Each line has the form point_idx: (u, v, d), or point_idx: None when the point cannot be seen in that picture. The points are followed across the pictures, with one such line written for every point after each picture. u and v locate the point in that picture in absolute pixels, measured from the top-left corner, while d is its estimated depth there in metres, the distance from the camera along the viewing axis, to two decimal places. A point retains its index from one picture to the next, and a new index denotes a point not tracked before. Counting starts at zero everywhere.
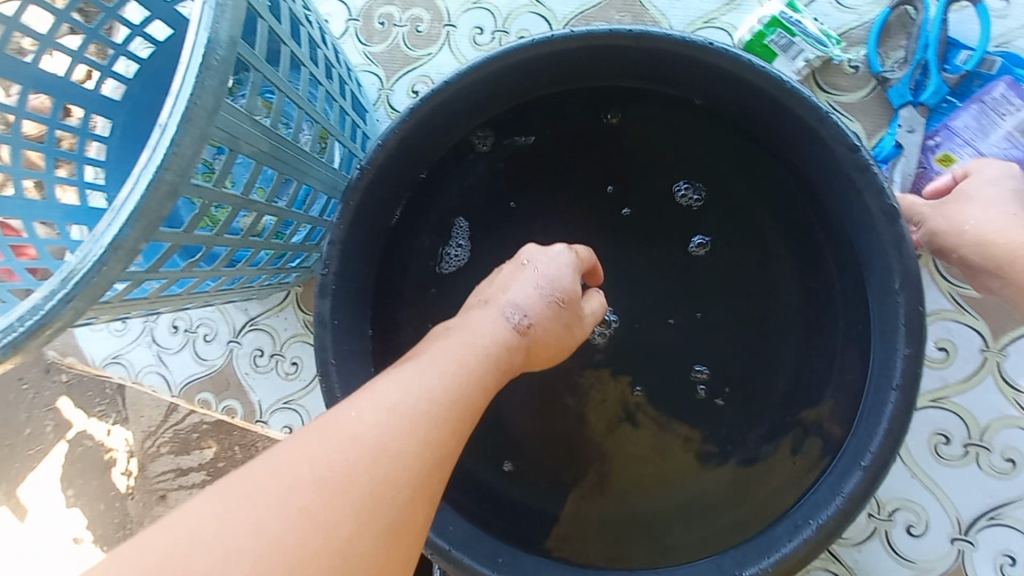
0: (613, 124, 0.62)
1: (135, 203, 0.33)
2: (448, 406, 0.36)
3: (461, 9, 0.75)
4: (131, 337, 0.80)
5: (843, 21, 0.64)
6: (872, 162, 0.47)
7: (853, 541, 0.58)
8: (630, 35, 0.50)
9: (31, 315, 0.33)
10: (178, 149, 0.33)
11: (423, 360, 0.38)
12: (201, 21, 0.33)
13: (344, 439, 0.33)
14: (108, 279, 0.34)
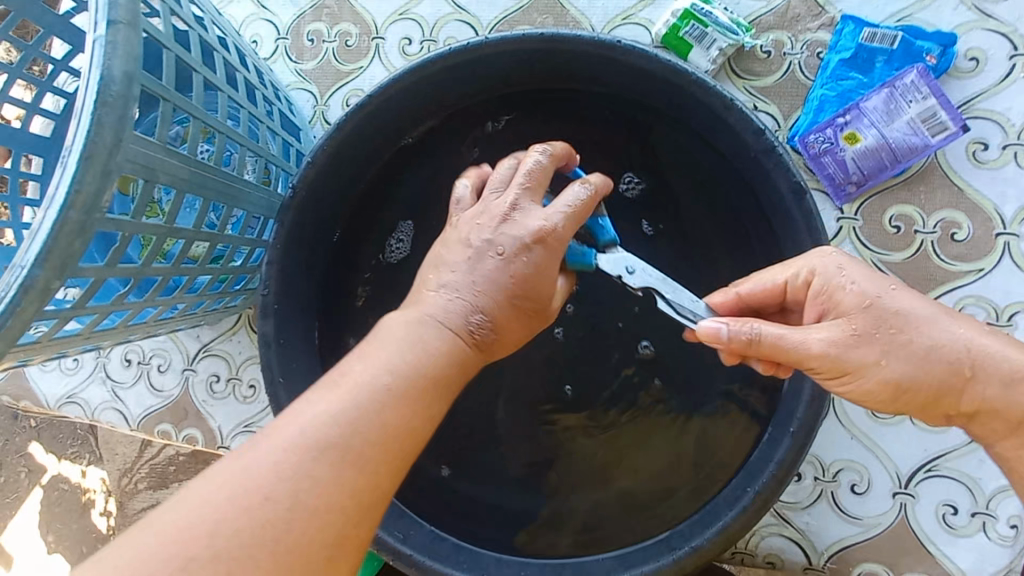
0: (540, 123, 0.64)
1: (42, 243, 0.33)
2: (366, 431, 0.36)
3: (388, 21, 0.75)
4: (83, 375, 0.80)
5: (753, 7, 0.66)
6: (777, 144, 0.49)
7: (801, 505, 0.61)
8: (541, 38, 0.52)
9: None
10: (81, 186, 0.34)
11: (344, 379, 0.37)
12: (98, 63, 0.34)
13: (254, 474, 0.33)
14: (23, 322, 0.34)
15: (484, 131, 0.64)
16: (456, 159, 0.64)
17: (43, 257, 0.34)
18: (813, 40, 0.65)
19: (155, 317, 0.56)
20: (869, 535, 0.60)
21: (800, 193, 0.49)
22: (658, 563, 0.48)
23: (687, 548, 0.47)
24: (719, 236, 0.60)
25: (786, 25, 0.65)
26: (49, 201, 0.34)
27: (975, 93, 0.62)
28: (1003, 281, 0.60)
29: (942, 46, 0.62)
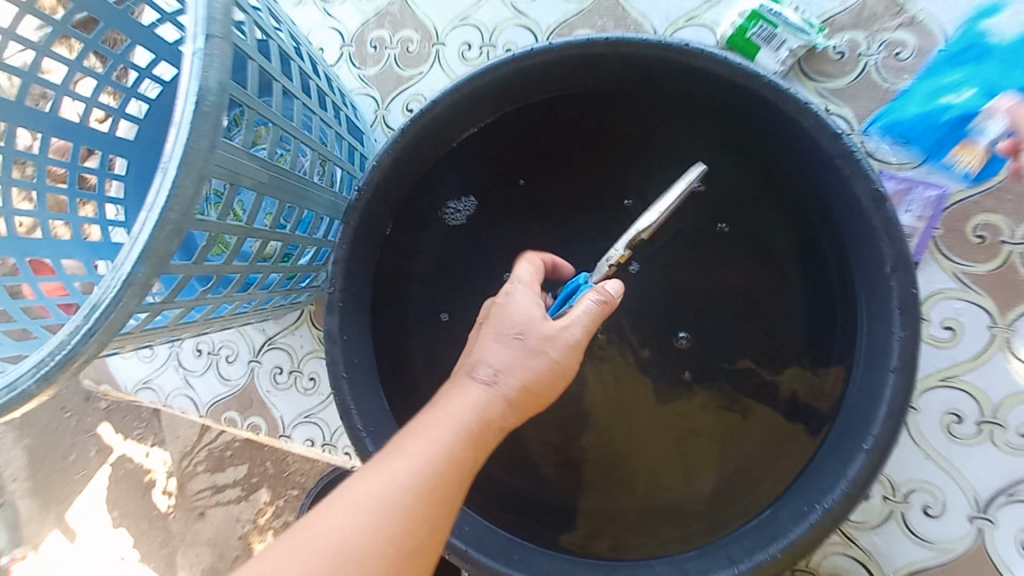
0: (601, 122, 0.62)
1: (144, 242, 0.35)
2: (419, 492, 0.40)
3: (449, 26, 0.77)
4: (158, 362, 0.85)
5: (825, 7, 0.63)
6: (857, 149, 0.47)
7: (868, 524, 0.58)
8: (606, 42, 0.52)
9: (61, 350, 0.36)
10: (180, 189, 0.36)
11: (394, 451, 0.41)
12: (193, 68, 0.36)
13: (342, 517, 0.38)
14: (122, 317, 0.36)
15: (545, 134, 0.64)
16: (509, 155, 0.64)
17: (144, 254, 0.35)
18: (890, 41, 0.62)
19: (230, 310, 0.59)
20: (942, 560, 0.57)
21: (882, 200, 0.47)
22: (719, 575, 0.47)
23: (750, 562, 0.46)
24: (792, 250, 0.58)
25: (862, 24, 0.63)
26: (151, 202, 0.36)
27: None
28: None
29: None
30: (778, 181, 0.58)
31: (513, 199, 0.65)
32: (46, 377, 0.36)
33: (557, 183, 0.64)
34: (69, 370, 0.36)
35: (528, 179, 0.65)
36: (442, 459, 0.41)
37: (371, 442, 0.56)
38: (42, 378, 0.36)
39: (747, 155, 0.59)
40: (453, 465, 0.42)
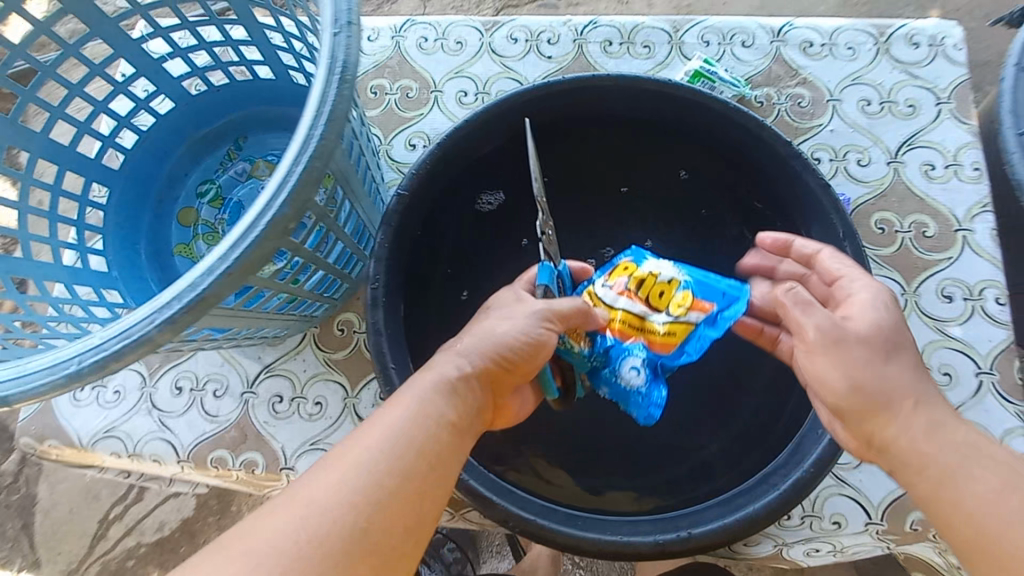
0: (604, 139, 0.72)
1: (295, 186, 0.39)
2: (394, 455, 0.42)
3: (445, 77, 0.88)
4: (126, 407, 0.78)
5: (745, 70, 0.84)
6: (801, 153, 0.63)
7: (852, 465, 0.70)
8: (608, 79, 0.65)
9: (196, 288, 0.38)
10: (324, 142, 0.40)
11: (370, 426, 0.44)
12: (334, 40, 0.41)
13: (306, 502, 0.39)
14: (257, 256, 0.39)
15: (563, 150, 0.73)
16: (512, 165, 0.71)
17: (290, 198, 0.39)
18: (793, 94, 0.83)
19: (273, 306, 0.60)
20: None
21: (827, 187, 0.62)
22: (767, 497, 0.55)
23: (788, 482, 0.55)
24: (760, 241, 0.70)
25: (772, 83, 0.83)
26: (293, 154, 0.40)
27: (922, 128, 0.79)
28: (970, 263, 0.74)
29: (880, 102, 0.81)
30: (752, 183, 0.69)
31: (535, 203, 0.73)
32: (172, 319, 0.37)
33: (567, 189, 0.74)
34: (195, 312, 0.38)
35: (557, 185, 0.74)
36: (418, 427, 0.45)
37: None
38: (167, 321, 0.37)
39: (722, 163, 0.70)
40: (430, 431, 0.45)
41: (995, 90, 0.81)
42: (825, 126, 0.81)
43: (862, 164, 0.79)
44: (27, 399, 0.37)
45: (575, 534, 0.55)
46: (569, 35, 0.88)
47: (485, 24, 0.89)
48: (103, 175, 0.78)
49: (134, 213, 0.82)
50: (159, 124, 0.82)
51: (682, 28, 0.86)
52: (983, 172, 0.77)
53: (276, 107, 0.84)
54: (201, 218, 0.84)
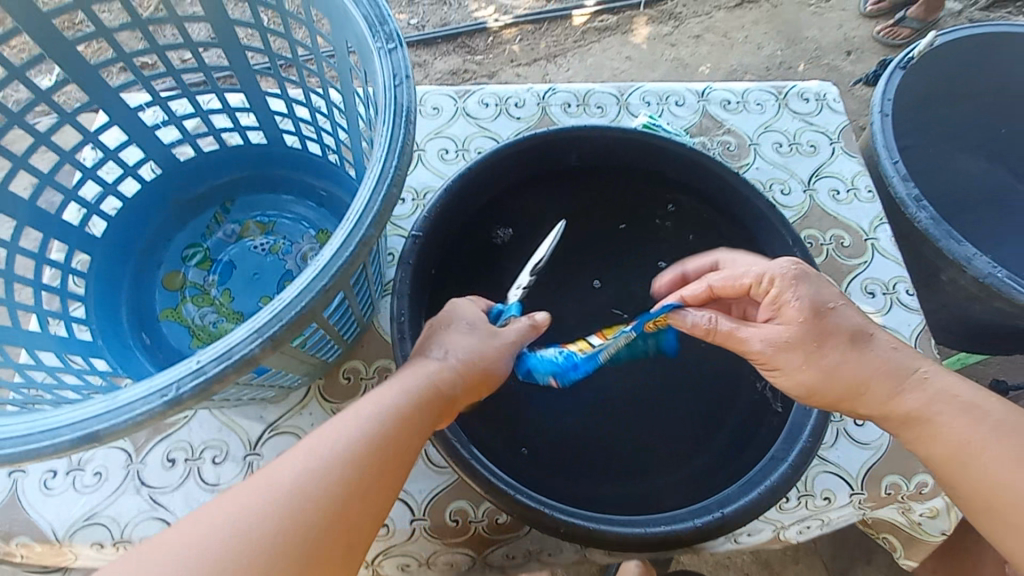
0: (594, 181, 0.82)
1: (380, 207, 0.43)
2: (369, 440, 0.43)
3: (426, 138, 0.96)
4: (110, 489, 0.71)
5: (681, 124, 1.01)
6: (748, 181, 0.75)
7: (829, 443, 0.79)
8: (585, 129, 0.76)
9: (299, 303, 0.40)
10: (398, 170, 0.45)
11: (343, 417, 0.44)
12: (397, 90, 0.48)
13: (281, 472, 0.39)
14: (347, 272, 0.42)
15: (560, 193, 0.81)
16: (516, 211, 0.80)
17: (376, 218, 0.43)
18: (722, 140, 1.00)
19: (310, 346, 0.60)
20: (882, 453, 0.78)
21: (774, 207, 0.74)
22: (781, 468, 0.60)
23: (796, 452, 0.61)
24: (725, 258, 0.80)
25: (704, 132, 1.00)
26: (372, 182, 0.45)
27: (823, 162, 0.99)
28: (881, 263, 0.91)
29: (788, 144, 1.00)
30: (719, 213, 0.80)
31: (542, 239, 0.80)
32: (271, 335, 0.39)
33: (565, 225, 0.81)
34: (292, 329, 0.40)
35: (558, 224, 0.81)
36: (397, 416, 0.45)
37: (466, 448, 0.59)
38: (267, 338, 0.39)
39: (695, 199, 0.81)
40: (407, 421, 0.46)
41: (868, 131, 1.03)
42: (752, 164, 0.98)
43: (785, 193, 0.96)
44: (120, 430, 0.36)
45: (622, 532, 0.56)
46: (532, 100, 1.01)
47: (458, 93, 1.00)
48: (85, 242, 0.76)
49: (115, 281, 0.79)
50: (144, 191, 0.82)
51: (626, 92, 1.03)
52: (874, 193, 0.97)
53: (268, 170, 0.87)
54: (188, 280, 0.82)
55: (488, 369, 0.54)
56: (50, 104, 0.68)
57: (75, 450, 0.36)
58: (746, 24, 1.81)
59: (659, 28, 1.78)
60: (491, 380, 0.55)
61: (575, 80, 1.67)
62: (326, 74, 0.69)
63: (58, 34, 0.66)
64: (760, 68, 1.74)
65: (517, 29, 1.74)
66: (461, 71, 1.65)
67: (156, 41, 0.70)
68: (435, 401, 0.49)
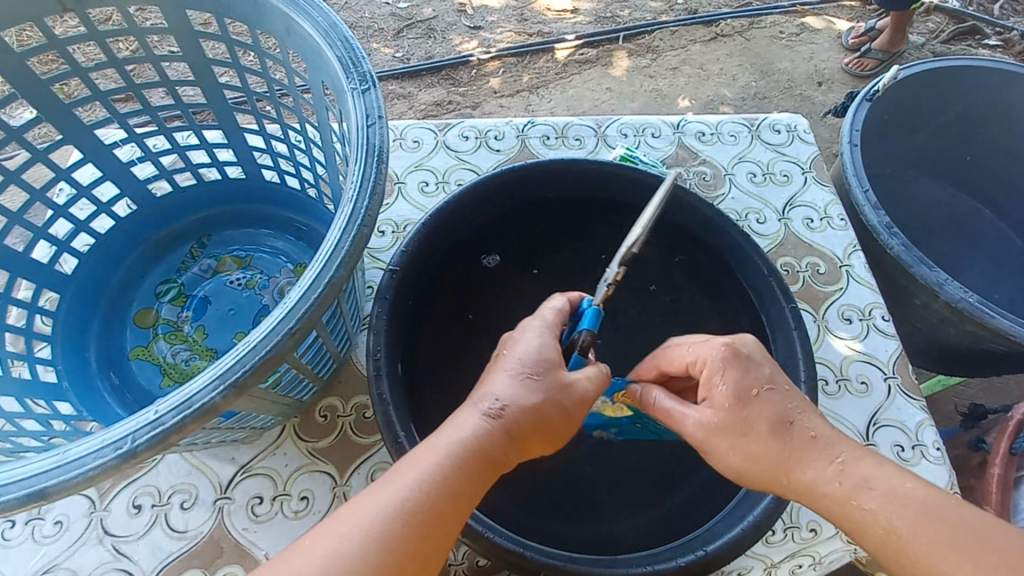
0: (570, 212, 0.83)
1: (349, 249, 0.43)
2: (408, 517, 0.40)
3: (407, 171, 0.97)
4: (72, 539, 0.68)
5: (658, 155, 1.03)
6: (722, 213, 0.76)
7: None
8: (561, 162, 0.77)
9: (263, 348, 0.39)
10: (369, 210, 0.45)
11: (385, 483, 0.42)
12: (369, 129, 0.49)
13: (317, 549, 0.38)
14: (317, 314, 0.41)
15: (536, 224, 0.83)
16: (494, 241, 0.81)
17: (344, 259, 0.43)
18: (698, 171, 1.02)
19: (281, 386, 0.59)
20: None
21: (748, 238, 0.75)
22: (762, 503, 0.59)
23: None
24: (699, 289, 0.81)
25: (681, 163, 1.02)
26: (342, 223, 0.45)
27: (796, 191, 1.01)
28: (855, 291, 0.92)
29: (762, 173, 1.02)
30: (692, 245, 0.81)
31: (519, 267, 0.82)
32: (234, 382, 0.38)
33: (540, 253, 0.83)
34: (256, 375, 0.39)
35: (534, 253, 0.83)
36: (437, 488, 0.42)
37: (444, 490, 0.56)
38: (229, 386, 0.38)
39: (670, 228, 0.81)
40: (450, 494, 0.43)
41: (839, 161, 1.06)
42: (727, 194, 1.00)
43: (760, 222, 0.97)
44: (70, 486, 0.35)
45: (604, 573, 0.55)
46: (512, 133, 1.03)
47: (438, 127, 1.01)
48: (53, 280, 0.74)
49: (87, 319, 0.77)
50: (120, 227, 0.81)
51: (603, 125, 1.05)
52: (847, 221, 0.99)
53: (246, 205, 0.86)
54: (162, 316, 0.80)
55: (548, 428, 0.48)
56: (22, 142, 0.67)
57: (21, 508, 0.34)
58: (721, 57, 1.87)
59: (638, 61, 1.84)
60: (551, 437, 0.48)
61: (556, 110, 1.71)
62: (303, 111, 0.69)
63: (31, 74, 0.66)
64: (736, 98, 1.80)
65: (499, 62, 1.78)
66: (445, 102, 1.68)
67: (132, 80, 0.70)
68: (478, 466, 0.45)
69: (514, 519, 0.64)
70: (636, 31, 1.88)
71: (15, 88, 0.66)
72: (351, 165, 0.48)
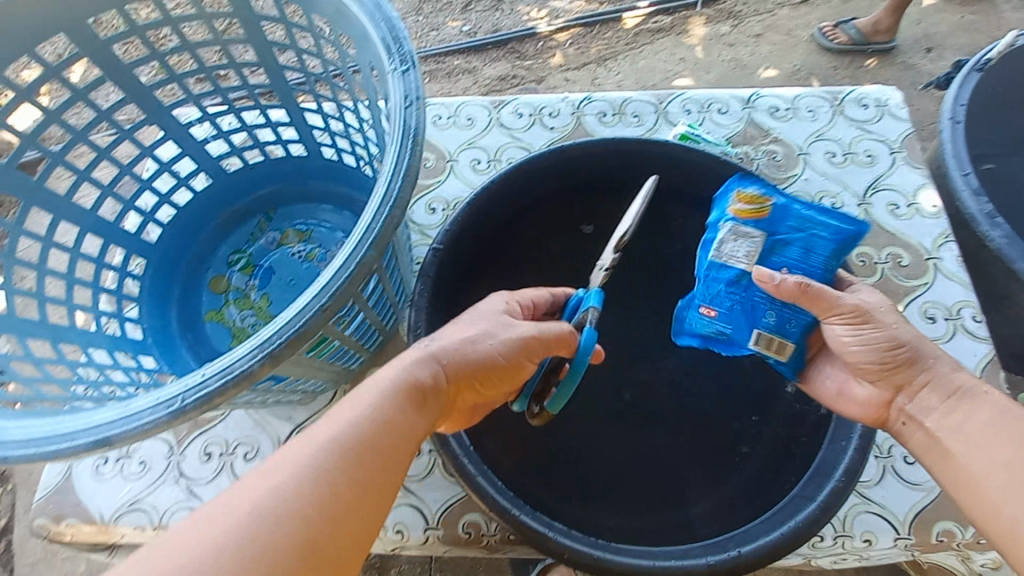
0: (619, 193, 0.79)
1: (378, 230, 0.45)
2: (332, 472, 0.39)
3: (459, 149, 0.97)
4: (153, 477, 0.77)
5: (724, 133, 0.96)
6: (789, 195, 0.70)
7: (872, 482, 0.73)
8: (610, 141, 0.73)
9: (295, 322, 0.41)
10: (402, 193, 0.46)
11: (316, 429, 0.41)
12: (407, 110, 0.49)
13: (282, 471, 0.38)
14: (348, 290, 0.43)
15: (582, 203, 0.80)
16: (539, 222, 0.79)
17: (375, 240, 0.45)
18: (768, 150, 0.94)
19: (325, 357, 0.63)
20: (932, 496, 0.72)
21: None
22: (804, 511, 0.55)
23: (823, 493, 0.56)
24: None
25: (749, 142, 0.95)
26: (375, 202, 0.46)
27: (880, 174, 0.91)
28: (944, 287, 0.83)
29: (843, 153, 0.93)
30: None
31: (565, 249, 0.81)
32: (271, 352, 0.40)
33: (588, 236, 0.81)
34: (292, 346, 0.41)
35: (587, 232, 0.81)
36: (360, 432, 0.42)
37: (487, 481, 0.57)
38: (267, 355, 0.40)
39: None
40: (378, 434, 0.42)
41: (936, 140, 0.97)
42: (800, 175, 0.92)
43: (835, 207, 0.89)
44: (130, 437, 0.39)
45: (629, 563, 0.53)
46: (568, 109, 1.00)
47: (492, 104, 1.01)
48: (141, 248, 0.83)
49: (165, 283, 0.85)
50: (196, 201, 0.88)
51: (665, 100, 0.99)
52: (940, 208, 0.89)
53: (309, 180, 0.90)
54: (232, 284, 0.87)
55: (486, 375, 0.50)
56: (111, 122, 0.74)
57: (91, 453, 0.40)
58: (811, 21, 1.70)
59: (717, 28, 1.71)
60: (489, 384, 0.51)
61: (624, 84, 1.64)
62: (356, 91, 0.71)
63: (115, 58, 0.73)
64: (826, 66, 1.63)
65: (568, 33, 1.72)
66: (509, 76, 1.66)
67: (204, 63, 0.75)
68: (419, 403, 0.46)
69: (542, 497, 0.65)
70: None
71: (103, 71, 0.73)
72: (386, 146, 0.48)
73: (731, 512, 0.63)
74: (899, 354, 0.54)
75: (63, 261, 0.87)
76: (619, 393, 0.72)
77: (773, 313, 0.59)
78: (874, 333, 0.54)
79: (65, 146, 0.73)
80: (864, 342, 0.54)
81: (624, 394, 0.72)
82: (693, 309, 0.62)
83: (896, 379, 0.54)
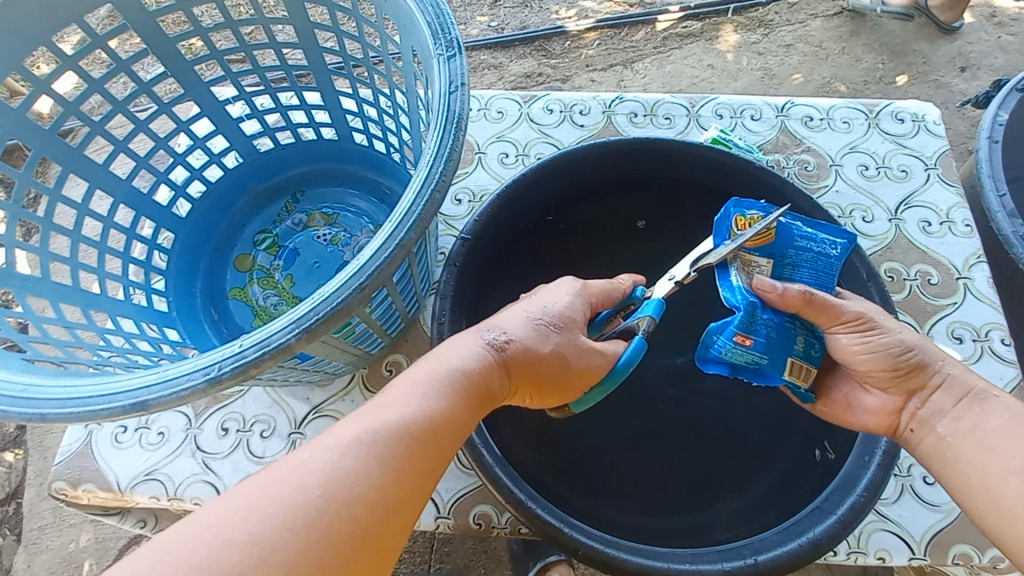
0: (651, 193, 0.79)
1: (419, 214, 0.45)
2: (391, 459, 0.38)
3: (488, 141, 0.97)
4: (170, 449, 0.78)
5: (756, 140, 0.95)
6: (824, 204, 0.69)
7: (891, 500, 0.72)
8: (644, 139, 0.73)
9: (333, 299, 0.42)
10: (443, 180, 0.46)
11: (374, 414, 0.40)
12: (451, 96, 0.49)
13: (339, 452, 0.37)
14: (386, 272, 0.43)
15: (613, 202, 0.80)
16: (568, 218, 0.79)
17: (415, 224, 0.45)
18: (799, 159, 0.93)
19: (350, 340, 0.63)
20: (952, 518, 0.71)
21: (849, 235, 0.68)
22: (824, 524, 0.55)
23: (845, 507, 0.55)
24: None
25: (781, 150, 0.94)
26: (416, 186, 0.46)
27: (913, 190, 0.90)
28: (974, 307, 0.81)
29: (876, 167, 0.92)
30: None
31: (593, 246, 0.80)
32: (308, 327, 0.41)
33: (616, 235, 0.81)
34: (328, 323, 0.41)
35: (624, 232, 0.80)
36: (400, 425, 0.40)
37: (506, 474, 0.57)
38: (303, 330, 0.41)
39: None
40: (422, 429, 0.41)
41: (971, 159, 0.95)
42: (831, 186, 0.91)
43: (866, 220, 0.88)
44: (166, 402, 0.40)
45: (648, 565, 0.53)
46: (598, 108, 0.99)
47: (523, 98, 1.00)
48: (171, 222, 0.84)
49: (192, 258, 0.86)
50: (227, 179, 0.89)
51: (698, 103, 0.99)
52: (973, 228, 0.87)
53: (339, 164, 0.91)
54: (257, 263, 0.87)
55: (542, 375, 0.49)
56: (150, 95, 0.75)
57: (127, 416, 0.40)
58: (844, 34, 1.68)
59: (747, 36, 1.69)
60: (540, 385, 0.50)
61: (650, 87, 1.63)
62: (393, 77, 0.71)
63: (158, 30, 0.73)
64: (857, 80, 1.61)
65: (596, 33, 1.71)
66: (535, 74, 1.65)
67: (244, 41, 0.75)
68: (477, 397, 0.45)
69: (558, 493, 0.64)
70: (749, 4, 1.73)
71: (146, 44, 0.74)
72: (430, 132, 0.49)
73: (746, 520, 0.62)
74: (911, 358, 0.53)
75: (92, 230, 0.88)
76: (638, 396, 0.72)
77: (802, 340, 0.56)
78: (881, 340, 0.53)
79: (105, 116, 0.74)
80: (871, 350, 0.53)
81: (644, 396, 0.72)
82: (726, 337, 0.54)
83: (909, 384, 0.54)
